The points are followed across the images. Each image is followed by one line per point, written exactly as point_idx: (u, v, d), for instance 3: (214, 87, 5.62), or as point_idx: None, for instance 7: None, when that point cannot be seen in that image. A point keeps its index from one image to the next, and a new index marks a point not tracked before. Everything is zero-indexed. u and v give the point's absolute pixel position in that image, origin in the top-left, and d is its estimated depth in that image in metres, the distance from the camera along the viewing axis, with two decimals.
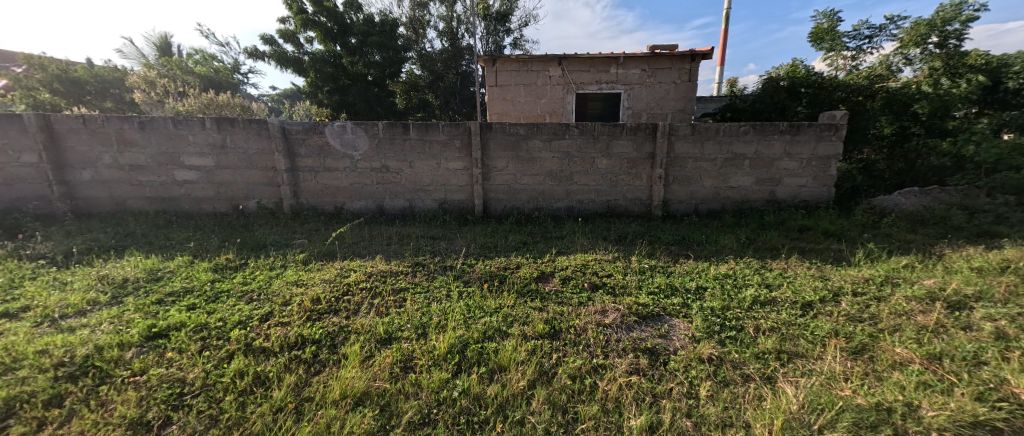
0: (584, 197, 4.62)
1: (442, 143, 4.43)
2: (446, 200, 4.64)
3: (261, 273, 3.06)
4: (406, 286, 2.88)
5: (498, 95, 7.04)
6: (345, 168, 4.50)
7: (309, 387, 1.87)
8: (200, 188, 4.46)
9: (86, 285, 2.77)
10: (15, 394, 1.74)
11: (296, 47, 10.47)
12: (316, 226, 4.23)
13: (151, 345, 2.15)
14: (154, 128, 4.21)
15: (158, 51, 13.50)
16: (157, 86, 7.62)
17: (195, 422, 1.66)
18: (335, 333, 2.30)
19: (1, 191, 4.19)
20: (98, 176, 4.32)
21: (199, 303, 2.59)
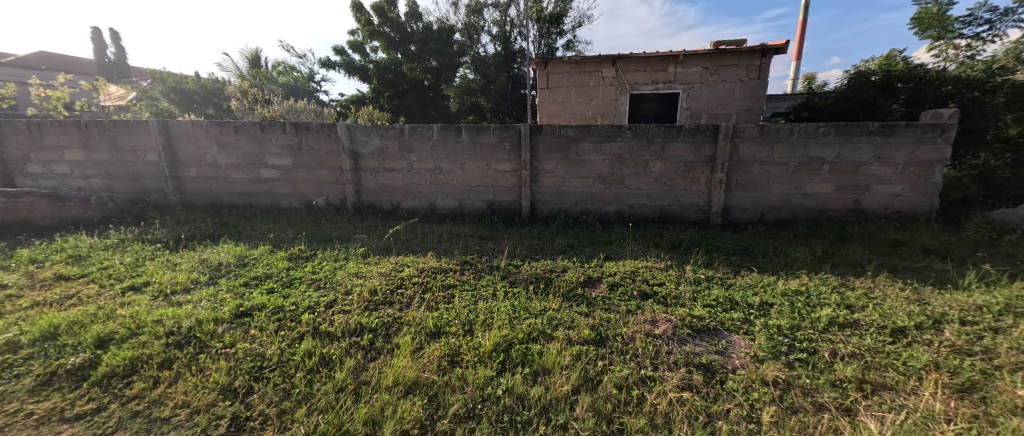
0: (636, 202, 4.47)
1: (493, 145, 4.53)
2: (494, 201, 4.74)
3: (326, 264, 3.35)
4: (454, 283, 2.99)
5: (549, 97, 7.05)
6: (402, 169, 4.77)
7: (366, 372, 2.02)
8: (279, 186, 4.97)
9: (189, 267, 3.23)
10: (138, 353, 2.09)
11: (363, 57, 11.30)
12: (375, 223, 4.53)
13: (239, 322, 2.45)
14: (244, 132, 4.78)
15: (250, 63, 15.31)
16: (248, 94, 8.65)
17: (270, 393, 1.87)
18: (389, 323, 2.46)
19: (130, 184, 5.00)
20: (201, 174, 4.99)
21: (276, 288, 2.90)
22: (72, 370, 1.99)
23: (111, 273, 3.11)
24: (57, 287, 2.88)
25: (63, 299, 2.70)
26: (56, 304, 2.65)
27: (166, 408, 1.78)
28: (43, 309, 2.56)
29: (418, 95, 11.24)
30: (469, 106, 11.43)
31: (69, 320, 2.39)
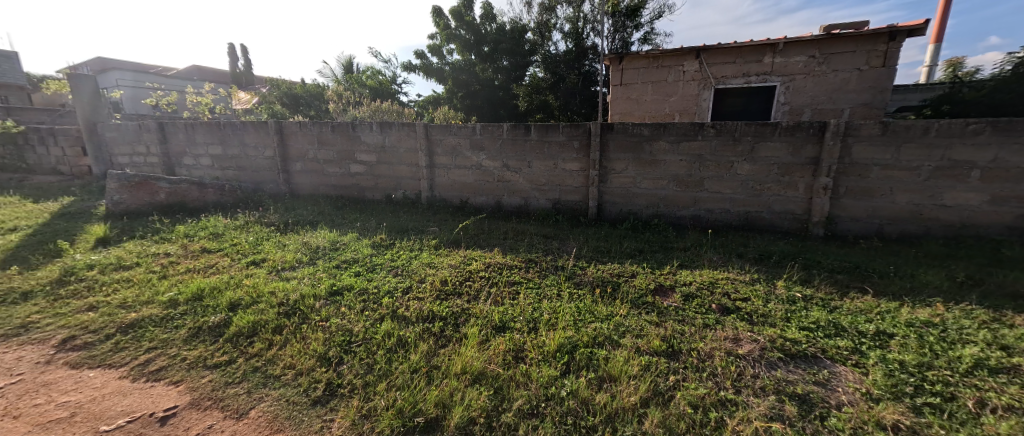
0: (718, 206, 4.11)
1: (561, 144, 4.49)
2: (560, 200, 4.69)
3: (403, 253, 3.61)
4: (519, 279, 3.03)
5: (622, 94, 6.79)
6: (473, 166, 4.95)
7: (437, 357, 2.14)
8: (365, 179, 5.46)
9: (294, 248, 3.70)
10: (256, 318, 2.47)
11: (441, 59, 11.90)
12: (446, 217, 4.75)
13: (332, 299, 2.76)
14: (339, 130, 5.33)
15: (344, 69, 17.05)
16: (342, 97, 9.64)
17: (356, 366, 2.07)
18: (458, 313, 2.58)
19: (253, 175, 5.88)
20: (304, 167, 5.67)
21: (361, 271, 3.21)
22: (212, 326, 2.42)
23: (239, 248, 3.71)
24: (200, 258, 3.50)
25: (206, 268, 3.28)
26: (200, 271, 3.23)
27: (275, 368, 2.07)
28: (191, 275, 3.14)
29: (489, 94, 11.54)
30: (538, 105, 11.35)
31: (210, 285, 2.90)
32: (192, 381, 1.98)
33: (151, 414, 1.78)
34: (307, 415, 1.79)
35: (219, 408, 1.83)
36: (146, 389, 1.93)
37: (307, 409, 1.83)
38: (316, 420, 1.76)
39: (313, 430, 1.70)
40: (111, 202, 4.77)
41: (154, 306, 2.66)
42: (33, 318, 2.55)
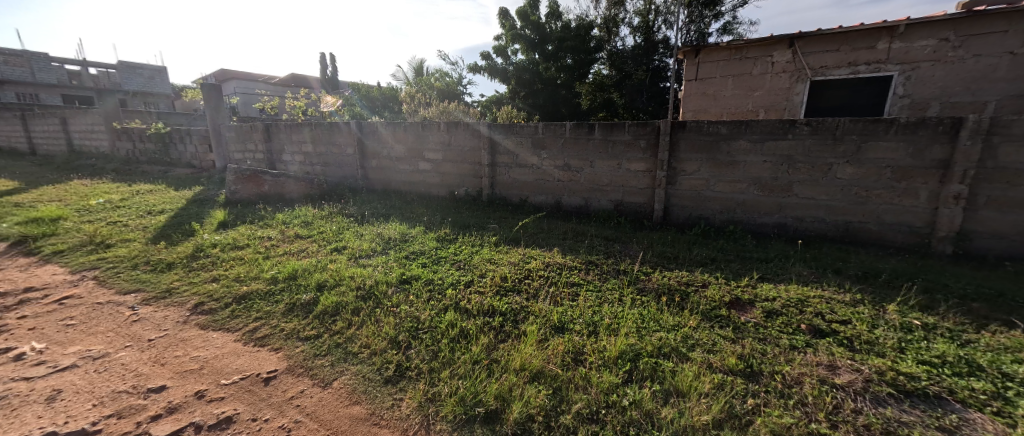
0: (810, 214, 3.68)
1: (627, 143, 4.32)
2: (623, 202, 4.51)
3: (465, 247, 3.72)
4: (579, 281, 2.98)
5: (698, 90, 6.33)
6: (534, 165, 4.95)
7: (497, 351, 2.19)
8: (431, 176, 5.74)
9: (370, 238, 4.00)
10: (338, 300, 2.73)
11: (505, 60, 12.02)
12: (505, 215, 4.81)
13: (402, 287, 2.94)
14: (410, 129, 5.65)
15: (416, 72, 18.04)
16: (413, 98, 10.18)
17: (423, 352, 2.20)
18: (517, 310, 2.61)
19: (336, 170, 6.48)
20: (378, 164, 6.11)
21: (427, 263, 3.37)
22: (304, 304, 2.75)
23: (325, 236, 4.11)
24: (294, 243, 3.94)
25: (299, 251, 3.69)
26: (294, 254, 3.64)
27: (354, 346, 2.29)
28: (287, 258, 3.55)
29: (552, 93, 11.46)
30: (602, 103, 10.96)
31: (303, 267, 3.25)
32: (288, 351, 2.28)
33: (258, 375, 2.09)
34: (380, 393, 1.95)
35: (309, 377, 2.08)
36: (254, 353, 2.27)
37: (380, 386, 2.00)
38: (388, 398, 1.92)
39: (385, 407, 1.87)
40: (230, 192, 5.56)
41: (259, 282, 3.06)
42: (173, 286, 3.08)
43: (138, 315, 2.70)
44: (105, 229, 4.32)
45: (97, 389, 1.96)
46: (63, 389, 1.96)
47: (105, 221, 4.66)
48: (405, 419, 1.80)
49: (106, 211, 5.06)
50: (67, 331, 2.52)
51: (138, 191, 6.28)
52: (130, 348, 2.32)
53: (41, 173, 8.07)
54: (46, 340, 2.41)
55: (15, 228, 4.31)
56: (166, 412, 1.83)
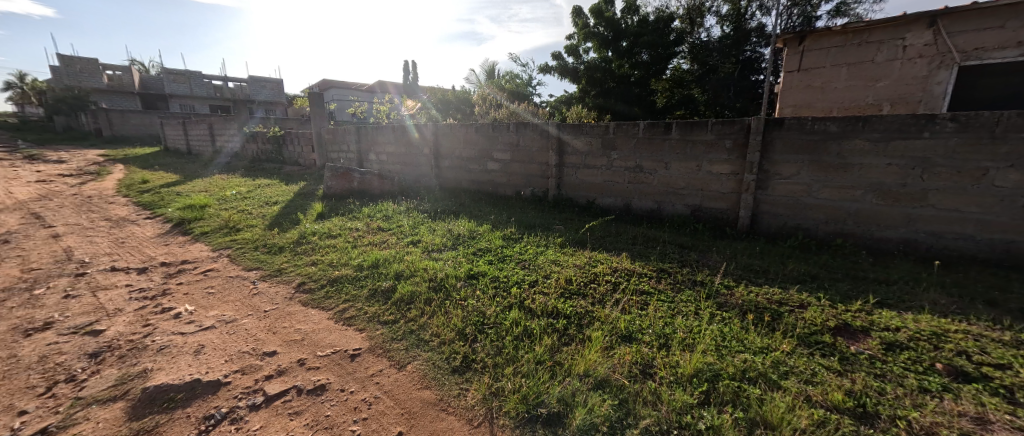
0: (951, 229, 3.05)
1: (709, 144, 3.97)
2: (702, 207, 4.15)
3: (531, 247, 3.71)
4: (648, 289, 2.80)
5: (801, 82, 5.62)
6: (603, 166, 4.78)
7: (560, 354, 2.15)
8: (499, 176, 5.83)
9: (441, 233, 4.17)
10: (412, 289, 2.92)
11: (576, 59, 11.75)
12: (571, 216, 4.71)
13: (470, 282, 3.03)
14: (481, 130, 5.80)
15: (488, 74, 18.54)
16: (485, 101, 10.35)
17: (488, 346, 2.26)
18: (581, 314, 2.52)
19: (413, 169, 6.90)
20: (450, 163, 6.37)
21: (494, 260, 3.42)
22: (382, 290, 2.98)
23: (403, 229, 4.40)
24: (377, 234, 4.26)
25: (381, 242, 3.99)
26: (377, 245, 3.94)
27: (425, 334, 2.44)
28: (371, 248, 3.86)
29: (625, 91, 10.66)
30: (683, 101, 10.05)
31: (384, 257, 3.51)
32: (370, 332, 2.51)
33: (346, 351, 2.35)
34: (447, 382, 2.05)
35: (387, 357, 2.28)
36: (343, 331, 2.55)
37: (447, 375, 2.11)
38: (455, 386, 2.03)
39: (452, 395, 1.97)
40: (326, 188, 6.21)
41: (348, 268, 3.37)
42: (284, 267, 3.54)
43: (257, 288, 3.19)
44: (235, 216, 5.12)
45: (230, 347, 2.40)
46: (206, 344, 2.43)
47: (234, 209, 5.53)
48: (470, 410, 1.87)
49: (236, 201, 6.02)
50: (209, 297, 3.07)
51: (259, 184, 7.35)
52: (251, 317, 2.76)
53: (191, 168, 9.82)
54: (195, 304, 2.96)
55: (176, 213, 5.33)
56: (276, 373, 2.16)
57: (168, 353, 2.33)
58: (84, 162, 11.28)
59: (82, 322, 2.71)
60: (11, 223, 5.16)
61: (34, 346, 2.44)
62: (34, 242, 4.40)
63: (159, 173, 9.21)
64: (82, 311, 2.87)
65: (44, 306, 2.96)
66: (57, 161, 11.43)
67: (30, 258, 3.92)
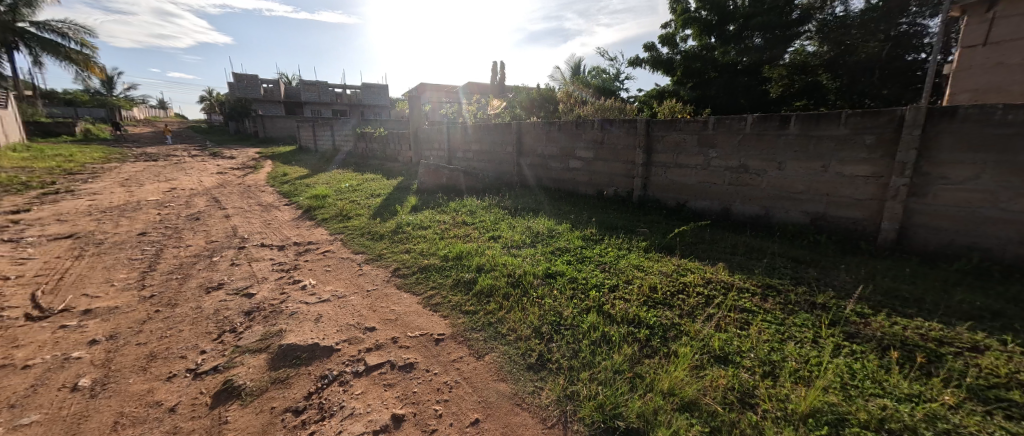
0: None
1: (840, 140, 3.35)
2: (824, 215, 3.53)
3: (612, 250, 3.52)
4: (749, 306, 2.44)
5: (987, 59, 4.43)
6: (698, 165, 4.34)
7: (641, 366, 2.00)
8: (580, 175, 5.67)
9: (521, 230, 4.19)
10: (492, 282, 2.97)
11: (671, 49, 10.87)
12: (657, 218, 4.35)
13: (548, 281, 2.97)
14: (565, 128, 5.70)
15: (573, 71, 18.25)
16: (570, 97, 10.16)
17: (564, 347, 2.19)
18: (667, 326, 2.30)
19: (496, 166, 7.08)
20: (532, 162, 6.38)
21: (572, 260, 3.32)
22: (464, 281, 3.08)
23: (485, 224, 4.51)
24: (462, 228, 4.44)
25: (466, 236, 4.15)
26: (461, 238, 4.11)
27: (503, 328, 2.45)
28: (456, 240, 4.03)
29: (728, 80, 9.52)
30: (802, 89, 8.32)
31: (468, 250, 3.63)
32: (452, 320, 2.61)
33: (432, 335, 2.47)
34: (524, 378, 2.03)
35: (467, 345, 2.34)
36: (430, 316, 2.69)
37: (522, 370, 2.09)
38: (529, 382, 2.00)
39: (527, 391, 1.94)
40: (419, 184, 6.70)
41: (435, 258, 3.56)
42: (383, 252, 3.88)
43: (363, 270, 3.55)
44: (347, 205, 5.80)
45: (341, 319, 2.69)
46: (323, 314, 2.76)
47: (347, 199, 6.25)
48: (544, 409, 1.83)
49: (349, 192, 6.81)
50: (325, 274, 3.52)
51: (366, 178, 8.24)
52: (357, 294, 3.07)
53: (316, 164, 11.44)
54: (317, 279, 3.40)
55: (305, 202, 6.24)
56: (374, 347, 2.35)
57: (297, 318, 2.70)
58: (245, 158, 13.90)
59: (240, 285, 3.31)
60: (199, 204, 6.55)
61: (211, 300, 3.05)
62: (213, 219, 5.53)
63: (294, 168, 10.90)
64: (242, 276, 3.50)
65: (218, 269, 3.69)
66: (226, 157, 14.27)
67: (211, 232, 4.92)
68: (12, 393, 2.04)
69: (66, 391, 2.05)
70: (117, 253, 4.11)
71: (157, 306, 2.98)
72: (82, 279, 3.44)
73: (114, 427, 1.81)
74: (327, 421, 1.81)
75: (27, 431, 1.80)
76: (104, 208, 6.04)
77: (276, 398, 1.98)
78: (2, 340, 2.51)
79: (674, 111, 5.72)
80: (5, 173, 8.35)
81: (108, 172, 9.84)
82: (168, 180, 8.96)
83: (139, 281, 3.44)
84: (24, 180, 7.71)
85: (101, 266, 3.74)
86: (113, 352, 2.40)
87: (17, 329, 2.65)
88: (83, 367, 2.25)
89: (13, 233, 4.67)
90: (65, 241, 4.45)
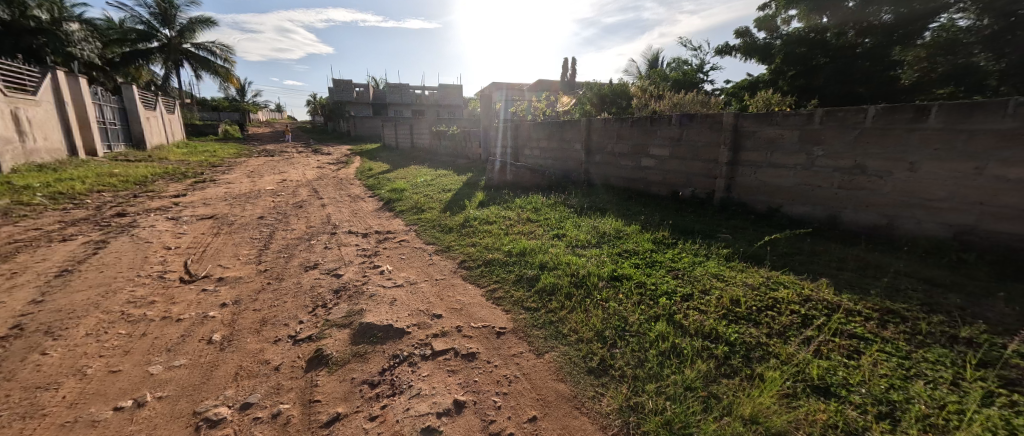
0: None
1: (1000, 136, 2.72)
2: (971, 228, 2.89)
3: (686, 255, 3.22)
4: (860, 331, 2.06)
5: None
6: (798, 164, 3.81)
7: (718, 386, 1.79)
8: (654, 174, 5.32)
9: (586, 229, 4.05)
10: (554, 281, 2.89)
11: (769, 33, 9.70)
12: (742, 223, 3.91)
13: (613, 284, 2.82)
14: (638, 125, 5.39)
15: (649, 64, 17.31)
16: (646, 91, 9.60)
17: (628, 355, 2.05)
18: (752, 345, 2.03)
19: (562, 164, 6.95)
20: (601, 160, 6.14)
21: (641, 264, 3.11)
22: (527, 278, 3.05)
23: (549, 222, 4.44)
24: (526, 224, 4.43)
25: (530, 233, 4.12)
26: (526, 235, 4.09)
27: (564, 327, 2.37)
28: (520, 236, 4.02)
29: (843, 65, 7.47)
30: (943, 70, 5.78)
31: (531, 247, 3.59)
32: (514, 315, 2.59)
33: (493, 328, 2.47)
34: (585, 382, 1.93)
35: (527, 342, 2.30)
36: (492, 309, 2.70)
37: (583, 374, 1.99)
38: (590, 387, 1.90)
39: (587, 396, 1.85)
40: (487, 180, 6.84)
41: (499, 253, 3.58)
42: (452, 245, 4.01)
43: (433, 260, 3.70)
44: (422, 199, 6.11)
45: (412, 304, 2.82)
46: (397, 298, 2.91)
47: (421, 193, 6.59)
48: (605, 416, 1.72)
49: (424, 187, 7.19)
50: (400, 261, 3.73)
51: (439, 174, 8.63)
52: (427, 282, 3.21)
53: (397, 160, 12.30)
54: (393, 265, 3.62)
55: (386, 194, 6.72)
56: (440, 334, 2.42)
57: (376, 300, 2.89)
58: (339, 154, 15.44)
59: (331, 267, 3.65)
60: (303, 194, 7.41)
61: (308, 278, 3.41)
62: (312, 207, 6.20)
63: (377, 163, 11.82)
64: (333, 259, 3.86)
65: (315, 251, 4.11)
66: (325, 153, 15.99)
67: (311, 218, 5.53)
68: (168, 339, 2.46)
69: (205, 343, 2.42)
70: (242, 232, 4.80)
71: (268, 279, 3.40)
72: (218, 252, 4.06)
73: (235, 378, 2.09)
74: (397, 398, 1.89)
75: (177, 371, 2.15)
76: (234, 195, 7.11)
77: (356, 370, 2.13)
78: (164, 296, 3.05)
79: (770, 103, 5.08)
80: (169, 165, 10.28)
81: (239, 165, 11.58)
82: (279, 172, 10.29)
83: (257, 257, 3.96)
84: (182, 170, 9.41)
85: (231, 243, 4.38)
86: (236, 315, 2.77)
87: (174, 289, 3.19)
88: (216, 325, 2.63)
89: (174, 212, 5.70)
90: (206, 220, 5.32)
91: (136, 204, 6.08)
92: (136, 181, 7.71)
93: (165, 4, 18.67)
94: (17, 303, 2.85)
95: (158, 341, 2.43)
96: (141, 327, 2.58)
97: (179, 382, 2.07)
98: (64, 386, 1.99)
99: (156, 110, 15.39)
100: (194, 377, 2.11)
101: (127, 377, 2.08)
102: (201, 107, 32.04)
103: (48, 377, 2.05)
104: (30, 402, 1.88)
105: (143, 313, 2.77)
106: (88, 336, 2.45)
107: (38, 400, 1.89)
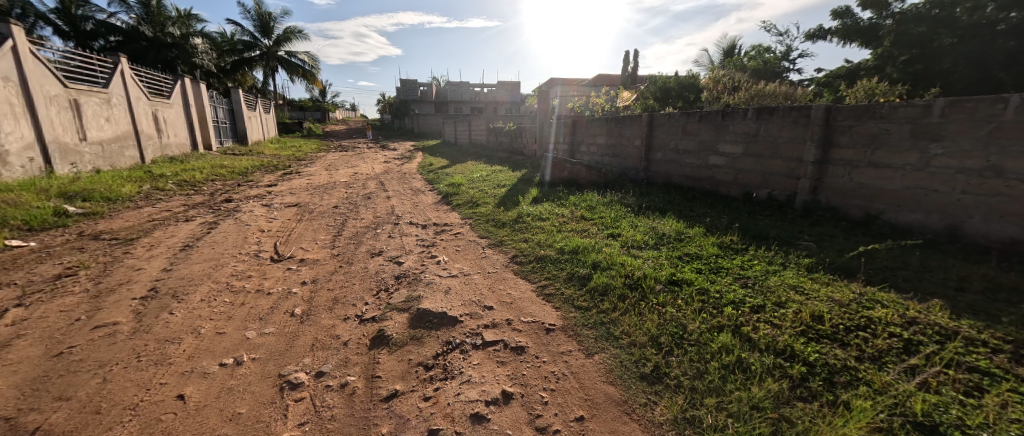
0: None
1: None
2: None
3: (758, 263, 2.93)
4: (985, 365, 1.71)
5: None
6: (905, 164, 3.29)
7: (791, 410, 1.59)
8: (724, 173, 4.91)
9: (643, 230, 3.84)
10: (608, 281, 2.79)
11: (876, 11, 8.43)
12: (831, 230, 3.45)
13: (671, 287, 2.65)
14: (707, 120, 5.02)
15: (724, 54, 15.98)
16: (719, 83, 8.87)
17: (686, 365, 1.91)
18: (836, 368, 1.78)
19: (620, 161, 6.66)
20: (663, 157, 5.80)
21: (704, 269, 2.88)
22: (578, 276, 2.97)
23: (605, 221, 4.29)
24: (580, 222, 4.32)
25: (584, 231, 4.01)
26: (579, 232, 3.98)
27: (616, 329, 2.27)
28: (574, 234, 3.94)
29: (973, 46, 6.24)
30: None
31: (584, 245, 3.49)
32: (564, 312, 2.54)
33: (543, 323, 2.44)
34: (638, 387, 1.83)
35: (577, 341, 2.24)
36: (542, 305, 2.67)
37: (635, 379, 1.89)
38: (642, 393, 1.80)
39: (638, 402, 1.75)
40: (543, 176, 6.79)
41: (552, 249, 3.54)
42: (504, 239, 4.04)
43: (487, 253, 3.75)
44: (478, 193, 6.24)
45: (465, 294, 2.89)
46: (451, 288, 3.00)
47: (478, 188, 6.72)
48: (657, 426, 1.62)
49: (480, 181, 7.31)
50: (455, 253, 3.83)
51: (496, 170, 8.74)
52: (480, 274, 3.26)
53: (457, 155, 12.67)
54: (449, 256, 3.73)
55: (446, 188, 6.94)
56: (491, 325, 2.45)
57: (432, 287, 3.00)
58: (405, 150, 16.30)
59: (393, 255, 3.85)
60: (372, 186, 7.91)
61: (373, 263, 3.65)
62: (379, 199, 6.60)
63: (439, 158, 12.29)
64: (395, 247, 4.07)
65: (380, 239, 4.38)
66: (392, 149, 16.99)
67: (378, 209, 5.88)
68: (260, 309, 2.76)
69: (289, 315, 2.68)
70: (320, 220, 5.25)
71: (340, 262, 3.68)
72: (301, 236, 4.49)
73: (312, 348, 2.29)
74: (450, 382, 1.94)
75: (266, 338, 2.40)
76: (315, 186, 7.82)
77: (413, 352, 2.22)
78: (258, 272, 3.43)
79: (874, 93, 4.42)
80: (265, 159, 11.59)
81: (320, 159, 12.73)
82: (353, 166, 11.13)
83: (331, 242, 4.31)
84: (274, 163, 10.58)
85: (312, 228, 4.82)
86: (314, 292, 3.04)
87: (267, 266, 3.59)
88: (297, 300, 2.91)
89: (267, 199, 6.41)
90: (293, 208, 5.90)
91: (240, 192, 6.94)
92: (239, 172, 8.78)
93: (267, 17, 21.01)
94: (152, 270, 3.38)
95: (254, 310, 2.75)
96: (240, 297, 2.93)
97: (268, 347, 2.31)
98: (185, 342, 2.32)
99: (257, 110, 17.40)
100: (279, 344, 2.34)
101: (230, 339, 2.37)
102: (291, 107, 35.69)
103: (174, 333, 2.40)
104: (160, 352, 2.21)
105: (242, 285, 3.15)
106: (202, 301, 2.82)
107: (166, 351, 2.22)
